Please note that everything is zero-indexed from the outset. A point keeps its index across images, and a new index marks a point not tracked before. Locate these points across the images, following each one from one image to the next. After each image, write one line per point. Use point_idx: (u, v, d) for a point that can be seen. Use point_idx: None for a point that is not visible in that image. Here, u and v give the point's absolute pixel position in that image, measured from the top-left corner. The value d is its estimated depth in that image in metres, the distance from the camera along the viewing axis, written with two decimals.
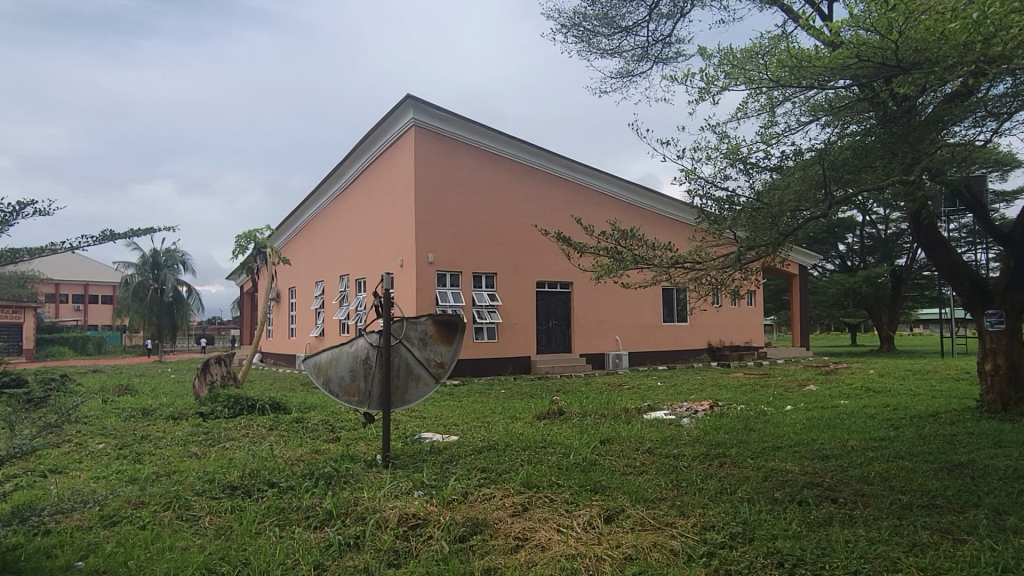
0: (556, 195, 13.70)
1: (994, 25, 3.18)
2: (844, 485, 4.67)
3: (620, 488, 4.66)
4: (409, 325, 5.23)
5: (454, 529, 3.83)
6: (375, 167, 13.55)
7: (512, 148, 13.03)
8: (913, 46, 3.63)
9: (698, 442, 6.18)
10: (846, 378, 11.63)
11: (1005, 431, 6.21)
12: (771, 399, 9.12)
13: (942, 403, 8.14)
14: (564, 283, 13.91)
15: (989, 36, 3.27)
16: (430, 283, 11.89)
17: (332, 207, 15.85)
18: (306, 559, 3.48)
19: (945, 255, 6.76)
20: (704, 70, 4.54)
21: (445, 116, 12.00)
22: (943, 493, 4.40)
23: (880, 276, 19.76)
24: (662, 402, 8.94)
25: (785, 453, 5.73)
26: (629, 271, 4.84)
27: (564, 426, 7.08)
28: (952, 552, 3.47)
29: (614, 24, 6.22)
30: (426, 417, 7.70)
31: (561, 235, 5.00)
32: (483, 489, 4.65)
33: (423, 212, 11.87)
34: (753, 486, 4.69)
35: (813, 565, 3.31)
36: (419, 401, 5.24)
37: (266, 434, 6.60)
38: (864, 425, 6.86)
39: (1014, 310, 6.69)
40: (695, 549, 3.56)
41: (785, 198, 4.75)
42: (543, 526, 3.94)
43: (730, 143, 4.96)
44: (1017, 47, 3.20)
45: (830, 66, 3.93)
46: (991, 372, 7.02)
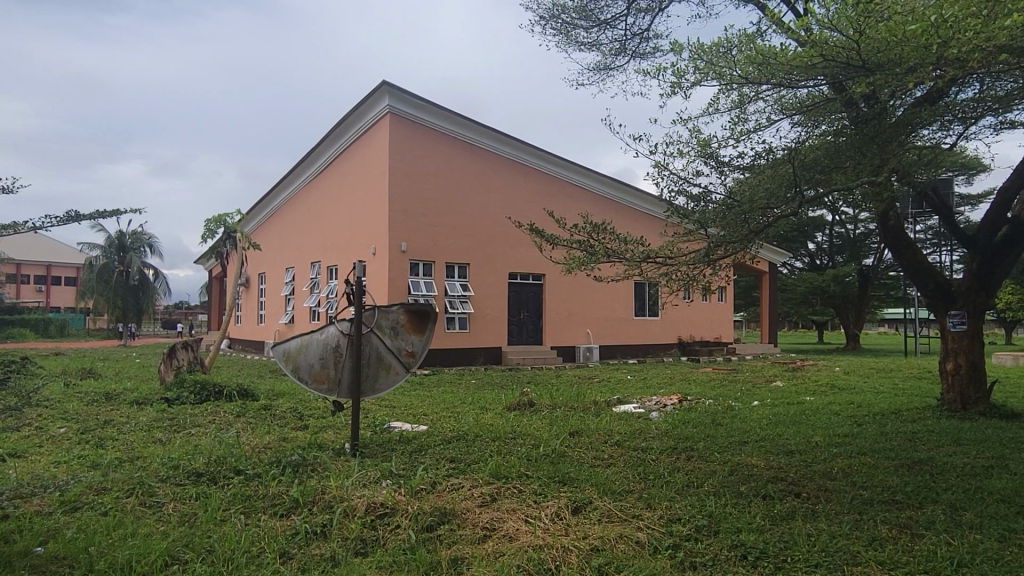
0: (530, 187, 13.67)
1: (953, 27, 3.27)
2: (807, 480, 4.74)
3: (588, 480, 4.69)
4: (380, 314, 5.19)
5: (421, 519, 3.82)
6: (348, 154, 13.39)
7: (487, 139, 12.97)
8: (876, 47, 3.63)
9: (666, 436, 6.22)
10: (813, 375, 11.80)
11: (964, 429, 6.37)
12: (738, 394, 9.25)
13: (905, 401, 8.30)
14: (536, 275, 13.92)
15: (948, 38, 3.32)
16: (402, 272, 11.79)
17: (303, 193, 15.64)
18: (271, 546, 3.46)
19: (911, 257, 6.87)
20: (675, 64, 4.54)
21: (420, 104, 11.91)
22: (903, 489, 4.50)
23: (848, 276, 20.11)
24: (632, 395, 9.00)
25: (752, 447, 5.81)
26: (601, 264, 4.86)
27: (533, 417, 7.10)
28: (910, 546, 3.55)
29: (593, 17, 6.22)
30: (396, 407, 7.66)
31: (533, 227, 4.98)
32: (451, 479, 4.64)
33: (397, 200, 11.78)
34: (719, 480, 4.74)
35: (775, 559, 3.37)
36: (390, 389, 5.22)
37: (233, 421, 6.52)
38: (828, 422, 6.99)
39: (976, 311, 6.83)
40: (661, 541, 3.60)
41: (756, 196, 4.77)
42: (511, 517, 3.95)
43: (703, 139, 4.99)
44: (976, 49, 3.30)
45: (796, 65, 3.93)
46: (953, 371, 7.15)
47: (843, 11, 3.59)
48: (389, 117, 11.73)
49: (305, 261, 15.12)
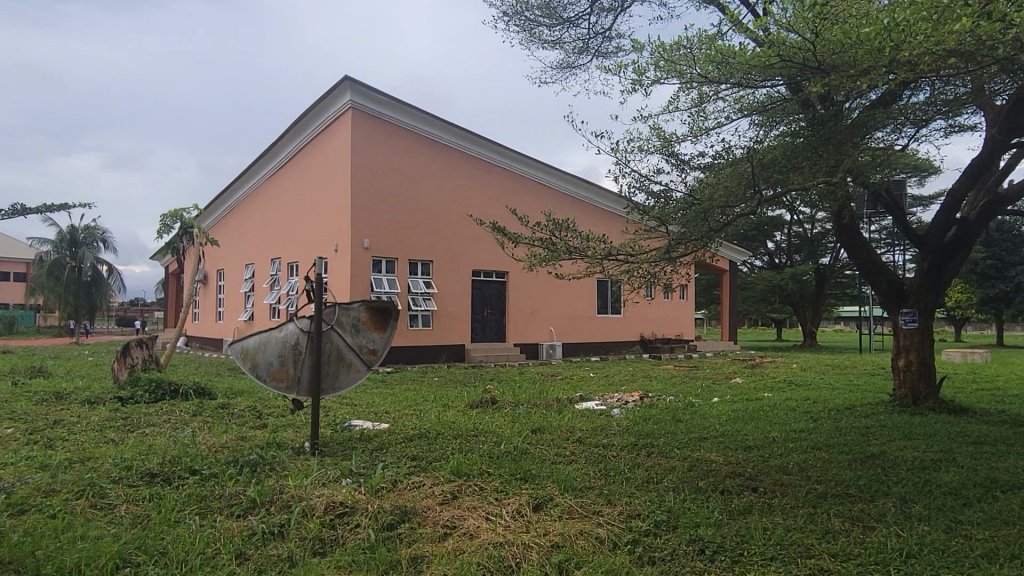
0: (493, 184, 13.67)
1: (904, 32, 3.35)
2: (764, 475, 4.83)
3: (550, 477, 4.71)
4: (341, 311, 5.14)
5: (382, 518, 3.78)
6: (309, 149, 13.23)
7: (451, 135, 12.93)
8: (831, 49, 3.70)
9: (628, 433, 6.28)
10: (771, 372, 12.01)
11: (915, 424, 6.54)
12: (699, 391, 9.38)
13: (859, 397, 8.50)
14: (499, 273, 13.92)
15: (899, 43, 3.40)
16: (365, 268, 11.68)
17: (263, 188, 15.40)
18: (227, 547, 3.40)
19: (865, 256, 7.05)
20: (636, 62, 4.56)
21: (384, 99, 11.81)
22: (856, 483, 4.61)
23: (805, 275, 20.52)
24: (594, 393, 9.05)
25: (711, 443, 5.89)
26: (563, 262, 4.89)
27: (496, 415, 7.11)
28: (862, 538, 3.63)
29: (556, 15, 6.23)
30: (357, 404, 7.59)
31: (495, 224, 4.98)
32: (412, 477, 4.62)
33: (360, 196, 11.67)
34: (679, 476, 4.80)
35: (732, 553, 3.42)
36: (351, 387, 5.16)
37: (189, 420, 6.39)
38: (785, 417, 7.13)
39: (926, 309, 7.03)
40: (620, 537, 3.63)
41: (715, 195, 4.85)
42: (472, 514, 3.94)
43: (664, 137, 5.04)
44: (923, 53, 3.40)
45: (755, 64, 3.99)
46: (904, 367, 7.33)
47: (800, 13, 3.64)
48: (352, 112, 11.61)
49: (264, 257, 14.89)
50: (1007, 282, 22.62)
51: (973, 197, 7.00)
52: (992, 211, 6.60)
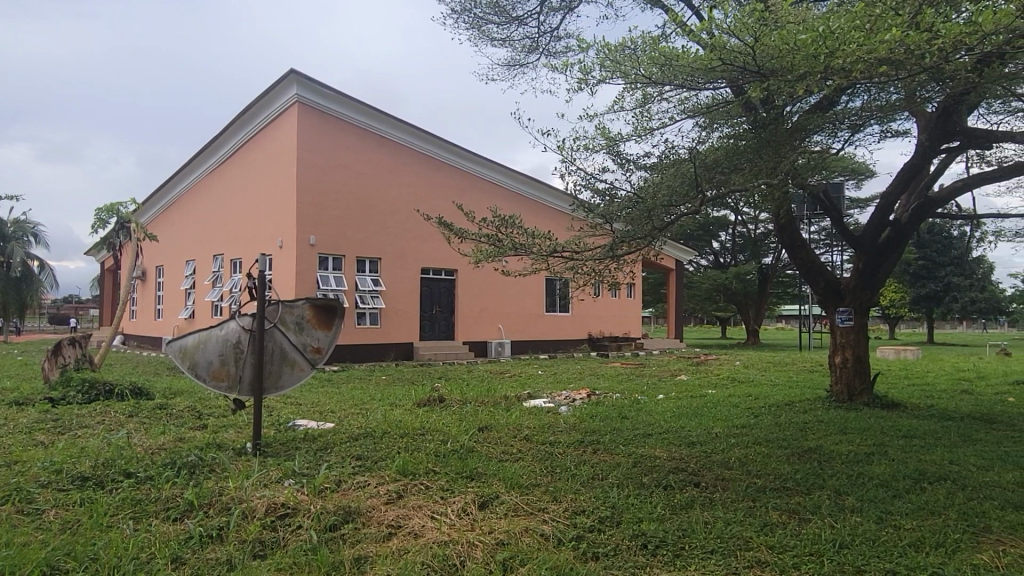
0: (442, 181, 13.61)
1: (837, 40, 3.46)
2: (706, 470, 4.93)
3: (496, 474, 4.71)
4: (285, 309, 5.04)
5: (324, 519, 3.72)
6: (253, 142, 12.92)
7: (400, 132, 12.81)
8: (769, 54, 3.80)
9: (574, 430, 6.33)
10: (715, 369, 12.27)
11: (850, 419, 6.76)
12: (645, 388, 9.51)
13: (798, 393, 8.73)
14: (448, 270, 13.86)
15: (833, 50, 3.51)
16: (311, 265, 11.48)
17: (204, 182, 15.00)
18: (163, 552, 3.31)
19: (804, 256, 7.26)
20: (582, 60, 4.58)
21: (330, 93, 11.63)
22: (794, 477, 4.74)
23: (748, 274, 21.03)
24: (542, 390, 9.08)
25: (655, 440, 5.98)
26: (508, 258, 4.89)
27: (443, 413, 7.08)
28: (797, 530, 3.74)
29: (506, 13, 6.24)
30: (302, 404, 7.47)
31: (442, 219, 4.95)
32: (357, 477, 4.57)
33: (306, 191, 11.46)
34: (624, 472, 4.86)
35: (674, 547, 3.48)
36: (295, 386, 5.06)
37: (124, 421, 6.18)
38: (727, 413, 7.29)
39: (861, 308, 7.28)
40: (565, 534, 3.65)
41: (659, 194, 4.92)
42: (417, 513, 3.91)
43: (610, 136, 5.09)
44: (855, 61, 3.51)
45: (697, 66, 4.06)
46: (840, 364, 7.56)
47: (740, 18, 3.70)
48: (297, 106, 11.40)
49: (206, 254, 14.52)
50: (937, 282, 23.69)
51: (904, 200, 7.29)
52: (923, 213, 6.88)
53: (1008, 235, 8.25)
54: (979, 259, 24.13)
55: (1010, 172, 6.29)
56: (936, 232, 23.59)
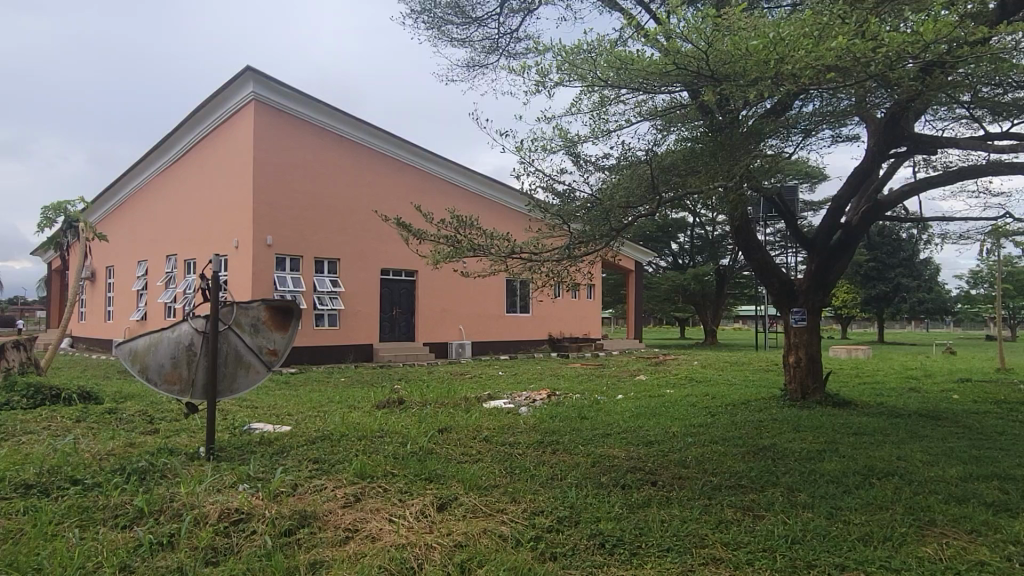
0: (401, 181, 13.53)
1: (787, 46, 3.54)
2: (663, 469, 4.99)
3: (455, 476, 4.70)
4: (239, 310, 4.94)
5: (279, 523, 3.66)
6: (208, 140, 12.67)
7: (358, 131, 12.70)
8: (722, 59, 3.86)
9: (534, 430, 6.34)
10: (674, 369, 12.44)
11: (804, 417, 6.91)
12: (604, 388, 9.58)
13: (753, 392, 8.90)
14: (408, 271, 13.78)
15: (783, 56, 3.58)
16: (267, 265, 11.29)
17: (157, 181, 14.67)
18: (110, 561, 3.22)
19: (759, 258, 7.40)
20: (539, 62, 4.61)
21: (287, 91, 11.46)
22: (749, 474, 4.82)
23: (706, 275, 21.36)
24: (502, 391, 9.07)
25: (613, 439, 6.03)
26: (466, 259, 4.88)
27: (402, 415, 7.03)
28: (751, 527, 3.80)
29: (466, 14, 6.23)
30: (258, 407, 7.34)
31: (400, 220, 4.91)
32: (313, 481, 4.50)
33: (262, 191, 11.27)
34: (583, 472, 4.88)
35: (631, 545, 3.52)
36: (249, 388, 4.97)
37: (72, 427, 6.00)
38: (684, 413, 7.38)
39: (814, 309, 7.45)
40: (523, 535, 3.65)
41: (617, 195, 4.97)
42: (374, 517, 3.88)
43: (567, 137, 5.12)
44: (805, 67, 3.58)
45: (652, 70, 4.10)
46: (794, 363, 7.71)
47: (695, 23, 3.75)
48: (253, 104, 11.20)
49: (159, 254, 14.19)
50: (886, 283, 24.38)
51: (854, 203, 7.49)
52: (872, 216, 7.09)
53: (953, 237, 8.52)
54: (927, 261, 24.89)
55: (955, 176, 6.51)
56: (886, 235, 24.26)
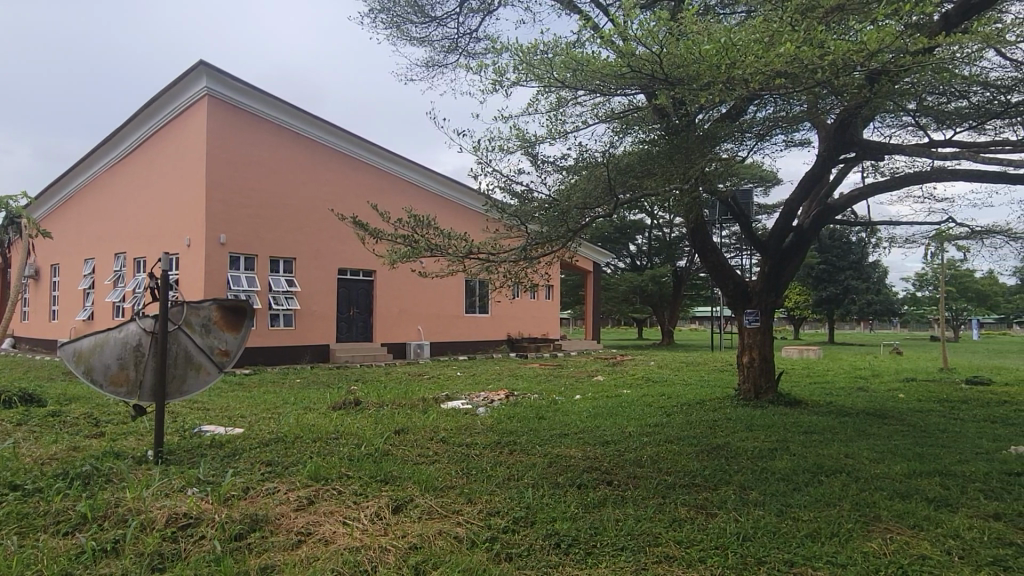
0: (359, 180, 13.39)
1: (740, 51, 3.60)
2: (619, 468, 5.03)
3: (411, 477, 4.66)
4: (190, 310, 4.83)
5: (229, 528, 3.58)
6: (158, 137, 12.35)
7: (315, 129, 12.54)
8: (676, 62, 3.90)
9: (491, 431, 6.32)
10: (631, 369, 12.55)
11: (757, 416, 7.04)
12: (562, 389, 9.63)
13: (708, 392, 9.03)
14: (366, 271, 13.66)
15: (736, 61, 3.64)
16: (221, 265, 11.06)
17: (105, 177, 14.25)
18: (50, 569, 3.11)
19: (714, 259, 7.51)
20: (496, 62, 4.61)
21: (242, 87, 11.26)
22: (702, 473, 4.90)
23: (663, 276, 21.62)
24: (460, 392, 9.05)
25: (570, 439, 6.05)
26: (423, 258, 4.86)
27: (358, 416, 6.96)
28: (704, 525, 3.85)
29: (425, 13, 6.20)
30: (209, 409, 7.18)
31: (355, 218, 4.86)
32: (265, 484, 4.42)
33: (216, 188, 11.03)
34: (540, 472, 4.89)
35: (586, 544, 3.54)
36: (200, 390, 4.86)
37: (12, 430, 5.79)
38: (641, 412, 7.46)
39: (767, 310, 7.59)
40: (478, 535, 3.64)
41: (574, 196, 4.99)
42: (328, 520, 3.82)
43: (525, 138, 5.13)
44: (756, 72, 3.65)
45: (607, 71, 4.13)
46: (748, 364, 7.85)
47: (649, 26, 3.79)
48: (206, 99, 10.97)
49: (107, 252, 13.78)
50: (837, 285, 25.03)
51: (806, 207, 7.65)
52: (823, 219, 7.26)
53: (900, 241, 8.77)
54: (875, 264, 25.60)
55: (901, 182, 6.71)
56: (836, 238, 24.89)
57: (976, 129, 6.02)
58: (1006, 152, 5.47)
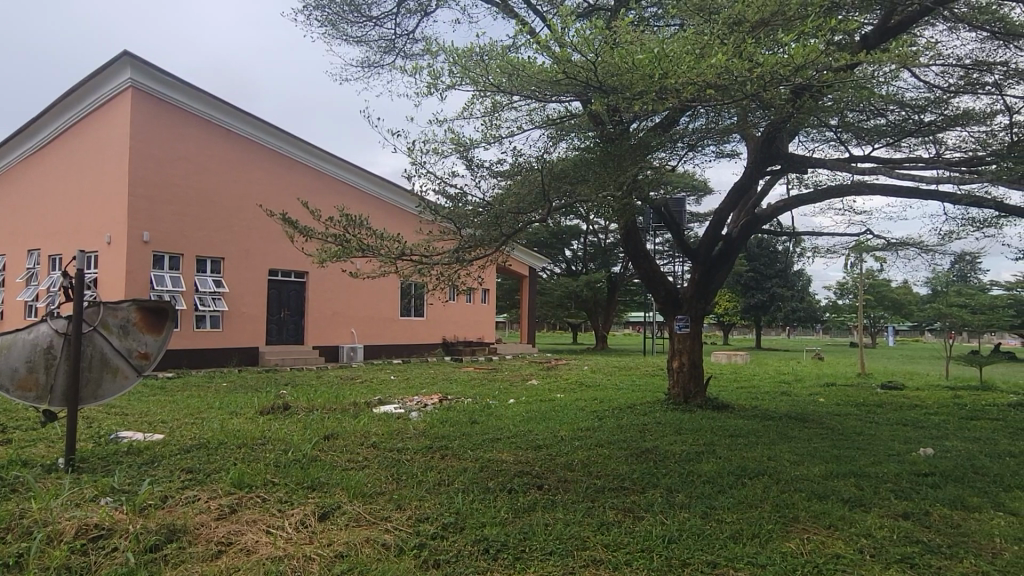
0: (291, 179, 13.11)
1: (671, 62, 3.67)
2: (549, 472, 5.06)
3: (339, 484, 4.57)
4: (107, 311, 4.62)
5: (144, 539, 3.44)
6: (77, 128, 11.80)
7: (246, 125, 12.21)
8: (610, 71, 3.95)
9: (422, 435, 6.27)
10: (565, 373, 12.65)
11: (686, 420, 7.19)
12: (496, 392, 9.64)
13: (640, 396, 9.19)
14: (298, 272, 13.38)
15: (667, 71, 3.72)
16: (144, 264, 10.63)
17: (18, 171, 13.50)
18: None
19: (647, 266, 7.64)
20: (431, 64, 4.58)
21: (169, 80, 10.87)
22: (631, 476, 4.98)
23: (598, 282, 21.93)
24: (393, 396, 8.95)
25: (503, 443, 6.06)
26: (354, 259, 4.78)
27: (286, 421, 6.79)
28: (631, 528, 3.90)
29: (362, 12, 6.11)
30: (128, 414, 6.88)
31: (285, 216, 4.74)
32: (185, 492, 4.26)
33: (139, 184, 10.61)
34: (470, 477, 4.87)
35: (514, 550, 3.53)
36: (117, 395, 4.65)
37: None
38: (572, 416, 7.53)
39: (697, 316, 7.76)
40: (406, 542, 3.59)
41: (508, 200, 5.00)
42: (251, 528, 3.71)
43: (459, 141, 5.11)
44: (685, 82, 3.73)
45: (542, 77, 4.15)
46: (677, 368, 8.00)
47: (584, 34, 3.83)
48: (130, 91, 10.54)
49: (20, 249, 13.08)
50: (764, 293, 25.87)
51: (734, 216, 7.86)
52: (750, 229, 7.46)
53: (823, 251, 9.11)
54: (800, 272, 26.58)
55: (823, 194, 6.98)
56: (764, 247, 25.75)
57: (893, 146, 6.28)
58: (919, 169, 5.75)
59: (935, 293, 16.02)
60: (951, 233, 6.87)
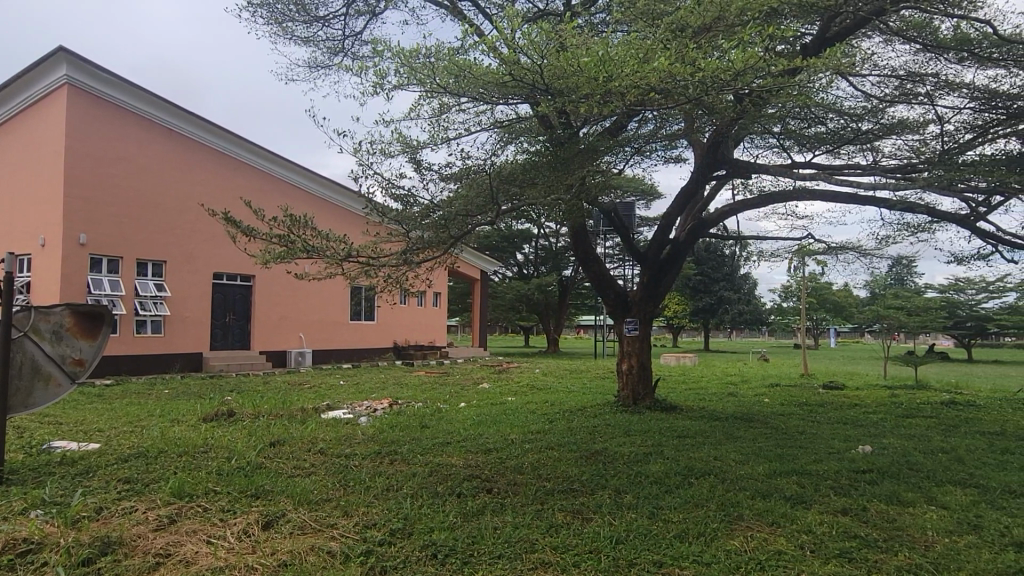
0: (235, 180, 12.85)
1: (617, 66, 3.70)
2: (499, 476, 5.04)
3: (283, 491, 4.47)
4: (38, 315, 4.44)
5: (76, 552, 3.30)
6: (8, 127, 11.32)
7: (188, 124, 11.92)
8: (556, 74, 3.97)
9: (371, 441, 6.19)
10: (516, 377, 12.67)
11: (634, 421, 7.27)
12: (447, 396, 9.58)
13: (590, 399, 9.24)
14: (244, 276, 13.11)
15: (612, 75, 3.75)
16: (81, 267, 10.27)
17: None
18: None
19: (596, 268, 7.70)
20: (377, 63, 4.54)
21: (108, 77, 10.54)
22: (580, 478, 5.00)
23: (549, 285, 22.03)
24: (342, 401, 8.81)
25: (452, 448, 6.01)
26: (299, 260, 4.73)
27: (231, 428, 6.63)
28: (579, 529, 3.92)
29: (310, 12, 6.02)
30: (63, 423, 6.62)
31: (228, 216, 4.63)
32: (122, 503, 4.12)
33: (76, 184, 10.24)
34: (419, 481, 4.83)
35: (462, 554, 3.50)
36: (48, 403, 4.46)
37: None
38: (523, 419, 7.54)
39: (645, 318, 7.86)
40: (353, 549, 3.53)
41: (456, 203, 4.98)
42: (190, 539, 3.60)
43: (407, 142, 5.07)
44: (631, 86, 3.77)
45: (489, 79, 4.15)
46: (626, 371, 8.06)
47: (530, 37, 3.84)
48: (65, 88, 10.18)
49: None
50: (711, 296, 26.36)
51: (682, 221, 7.98)
52: (697, 232, 7.59)
53: (767, 254, 9.33)
54: (746, 276, 27.18)
55: (766, 199, 7.15)
56: (712, 251, 26.26)
57: (832, 153, 6.47)
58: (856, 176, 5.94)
59: (873, 296, 16.59)
60: (887, 237, 7.10)
